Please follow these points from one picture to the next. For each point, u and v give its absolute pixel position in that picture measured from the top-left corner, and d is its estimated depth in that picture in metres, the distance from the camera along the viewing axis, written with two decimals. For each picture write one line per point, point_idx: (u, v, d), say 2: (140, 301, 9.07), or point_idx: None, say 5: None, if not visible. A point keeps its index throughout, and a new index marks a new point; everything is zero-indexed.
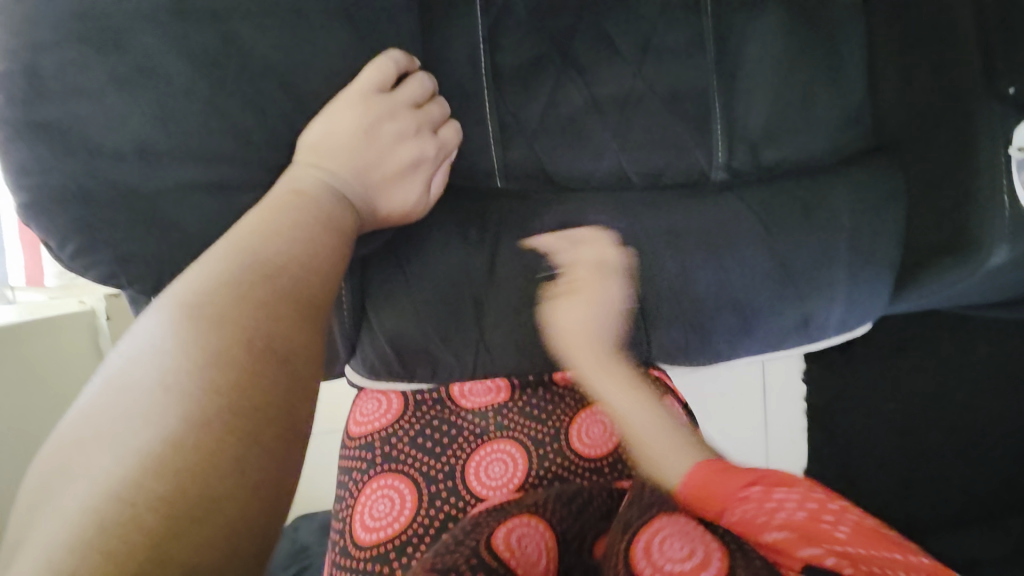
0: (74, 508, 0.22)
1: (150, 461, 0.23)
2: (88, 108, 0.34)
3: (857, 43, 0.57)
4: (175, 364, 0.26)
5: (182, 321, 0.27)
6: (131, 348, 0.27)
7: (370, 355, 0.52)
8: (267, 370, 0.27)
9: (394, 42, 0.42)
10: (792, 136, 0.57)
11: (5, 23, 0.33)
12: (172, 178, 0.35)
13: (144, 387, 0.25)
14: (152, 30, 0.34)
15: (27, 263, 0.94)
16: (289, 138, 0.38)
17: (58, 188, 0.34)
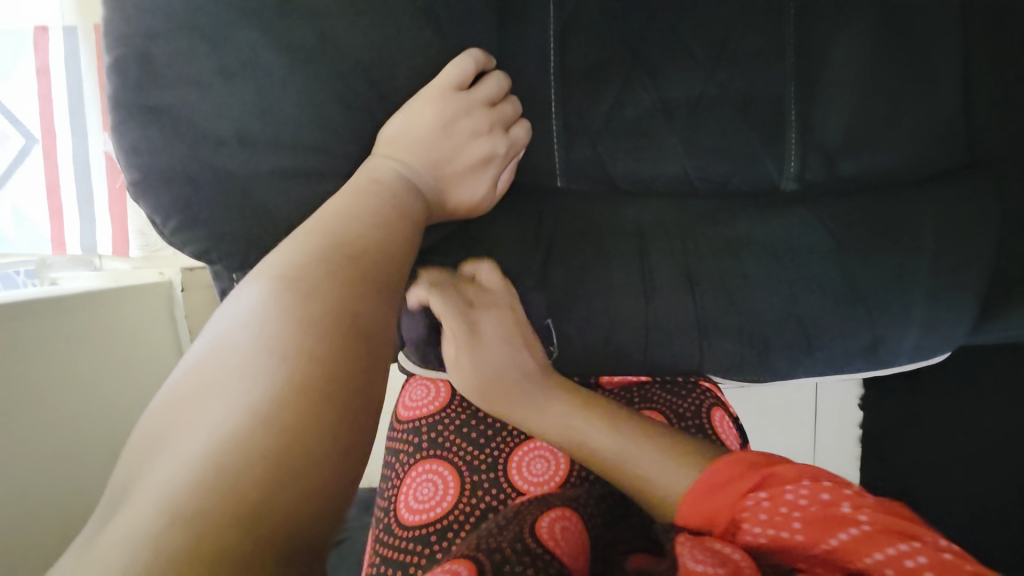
0: (193, 451, 0.24)
1: (257, 415, 0.25)
2: (196, 97, 0.36)
3: (954, 52, 0.54)
4: (276, 331, 0.28)
5: (282, 292, 0.29)
6: (235, 315, 0.29)
7: (429, 342, 0.52)
8: (354, 341, 0.28)
9: (473, 41, 0.43)
10: (872, 150, 0.54)
11: (127, 15, 0.36)
12: (266, 164, 0.38)
13: (247, 350, 0.27)
14: (257, 27, 0.36)
15: (115, 236, 1.04)
16: (371, 132, 0.40)
17: (165, 169, 0.37)
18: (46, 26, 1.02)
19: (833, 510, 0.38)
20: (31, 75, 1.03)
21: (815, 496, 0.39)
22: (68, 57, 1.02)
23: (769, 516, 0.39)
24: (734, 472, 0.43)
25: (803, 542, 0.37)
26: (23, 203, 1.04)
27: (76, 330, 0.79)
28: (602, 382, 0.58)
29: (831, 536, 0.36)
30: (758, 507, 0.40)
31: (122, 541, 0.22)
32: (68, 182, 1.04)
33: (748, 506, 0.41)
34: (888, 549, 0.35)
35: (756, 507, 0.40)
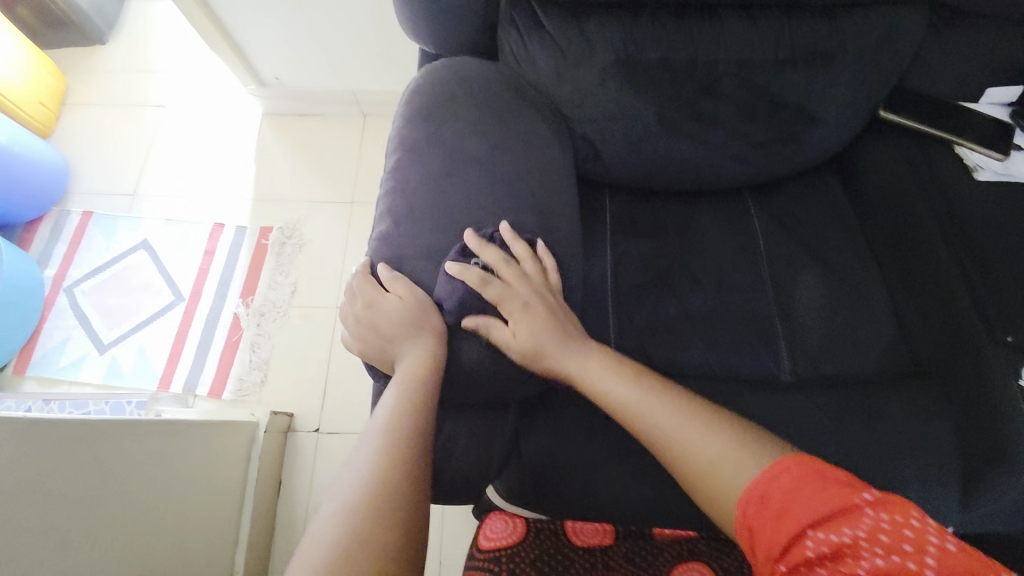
0: (342, 497, 0.46)
1: (374, 474, 0.48)
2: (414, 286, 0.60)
3: (882, 297, 0.80)
4: (379, 435, 0.51)
5: (378, 416, 0.53)
6: (379, 423, 0.53)
7: (513, 479, 0.64)
8: (413, 436, 0.52)
9: (573, 262, 0.67)
10: (840, 355, 0.76)
11: (384, 243, 0.63)
12: (444, 328, 0.59)
13: (383, 449, 0.50)
14: (453, 250, 0.62)
15: (215, 380, 1.24)
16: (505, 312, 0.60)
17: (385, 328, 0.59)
18: (224, 223, 1.41)
19: (911, 559, 0.36)
20: (199, 253, 1.37)
21: (883, 546, 0.38)
22: (233, 244, 1.38)
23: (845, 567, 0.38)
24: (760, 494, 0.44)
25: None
26: (148, 343, 1.28)
27: (191, 448, 0.91)
28: (656, 534, 0.67)
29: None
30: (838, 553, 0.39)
31: (314, 540, 0.43)
32: (195, 332, 1.29)
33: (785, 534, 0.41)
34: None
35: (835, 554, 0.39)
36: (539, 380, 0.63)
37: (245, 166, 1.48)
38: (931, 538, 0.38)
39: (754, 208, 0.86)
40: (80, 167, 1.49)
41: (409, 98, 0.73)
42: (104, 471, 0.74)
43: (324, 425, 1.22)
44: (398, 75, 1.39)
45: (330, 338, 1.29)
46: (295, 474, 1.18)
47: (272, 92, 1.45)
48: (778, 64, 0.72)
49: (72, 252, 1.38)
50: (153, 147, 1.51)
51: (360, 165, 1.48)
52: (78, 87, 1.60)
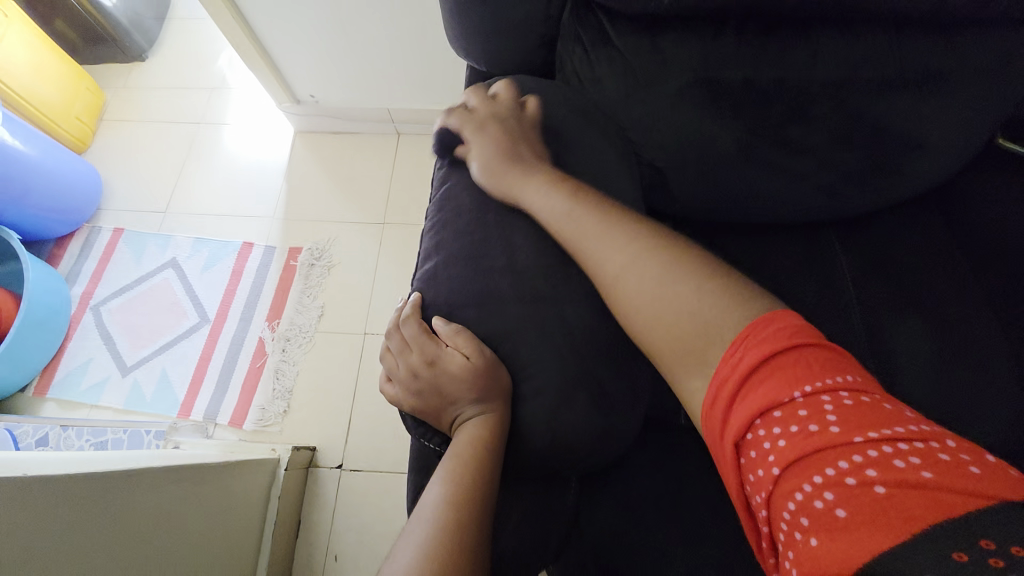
0: None
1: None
2: (464, 337, 0.50)
3: (1004, 353, 0.67)
4: (441, 519, 0.42)
5: (441, 493, 0.44)
6: (426, 512, 0.43)
7: (572, 565, 0.55)
8: (478, 532, 0.42)
9: None
10: (961, 424, 0.63)
11: (433, 285, 0.55)
12: (499, 388, 0.49)
13: (433, 545, 0.40)
14: (509, 293, 0.53)
15: (237, 409, 1.18)
16: (569, 369, 0.50)
17: (432, 386, 0.50)
18: (252, 243, 1.37)
19: (838, 434, 0.33)
20: (226, 274, 1.33)
21: (777, 431, 0.35)
22: (260, 265, 1.34)
23: (764, 474, 0.35)
24: (717, 419, 0.39)
25: (787, 499, 0.33)
26: (171, 367, 1.24)
27: (207, 494, 0.83)
28: None
29: (820, 477, 0.32)
30: (754, 460, 0.36)
31: None
32: (218, 357, 1.24)
33: (749, 457, 0.36)
34: (839, 478, 0.31)
35: (750, 462, 0.36)
36: (612, 453, 0.52)
37: (276, 184, 1.44)
38: (824, 396, 0.35)
39: (840, 245, 0.75)
40: (114, 183, 1.48)
41: None
42: (127, 529, 0.66)
43: (347, 461, 1.14)
44: (432, 93, 1.33)
45: (356, 368, 1.22)
46: (314, 513, 1.10)
47: (306, 110, 1.42)
48: (881, 85, 0.63)
49: (100, 270, 1.36)
50: (186, 164, 1.49)
51: (392, 186, 1.42)
52: (116, 104, 1.60)
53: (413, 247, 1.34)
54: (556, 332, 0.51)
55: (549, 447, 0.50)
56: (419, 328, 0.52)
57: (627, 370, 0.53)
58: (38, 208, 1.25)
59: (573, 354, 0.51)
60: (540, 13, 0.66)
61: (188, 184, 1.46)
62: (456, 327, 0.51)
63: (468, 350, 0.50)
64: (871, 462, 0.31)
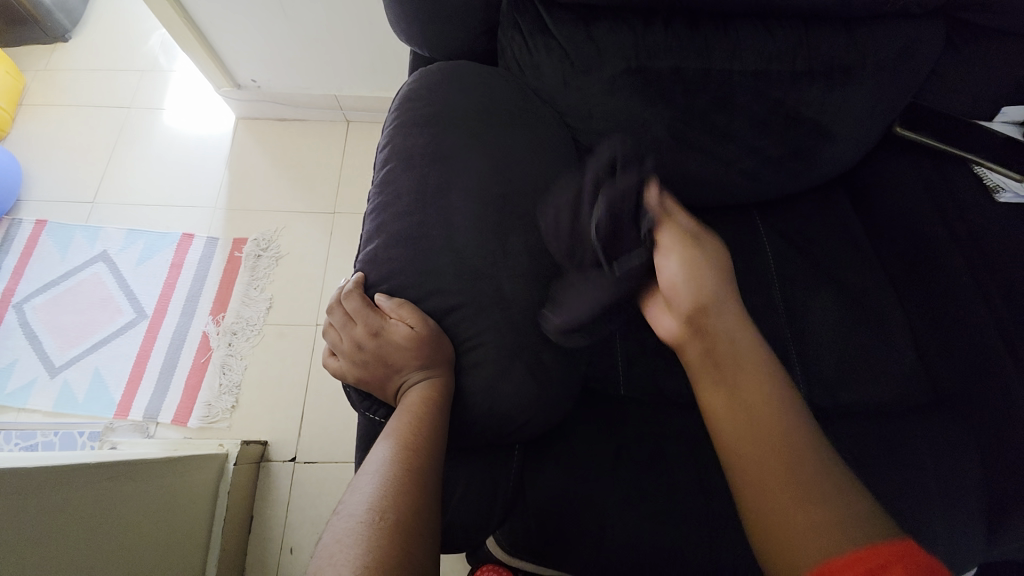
0: (350, 545, 0.38)
1: (387, 522, 0.40)
2: (406, 308, 0.52)
3: (899, 320, 0.75)
4: (390, 474, 0.43)
5: (390, 451, 0.45)
6: (373, 470, 0.44)
7: (517, 528, 0.57)
8: (427, 483, 0.44)
9: None
10: (863, 382, 0.71)
11: (376, 260, 0.55)
12: (440, 356, 0.51)
13: (383, 495, 0.42)
14: (451, 271, 0.54)
15: (180, 406, 1.14)
16: (509, 340, 0.53)
17: (375, 356, 0.51)
18: (193, 233, 1.31)
19: None
20: (165, 266, 1.27)
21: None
22: (203, 256, 1.28)
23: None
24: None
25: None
26: (106, 365, 1.17)
27: (147, 491, 0.79)
28: None
29: None
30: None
31: None
32: (159, 353, 1.19)
33: None
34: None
35: None
36: (551, 420, 0.55)
37: (217, 173, 1.38)
38: None
39: (763, 226, 0.82)
40: (34, 172, 1.37)
41: (401, 106, 0.66)
42: (61, 528, 0.63)
43: (300, 454, 1.12)
44: (382, 80, 1.32)
45: (309, 358, 1.20)
46: (267, 509, 1.08)
47: (248, 95, 1.36)
48: (794, 77, 0.68)
49: (21, 266, 1.26)
50: (116, 151, 1.40)
51: (342, 174, 1.39)
52: (34, 86, 1.48)
53: None
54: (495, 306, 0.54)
55: (491, 413, 0.52)
56: (361, 302, 0.53)
57: (564, 342, 0.56)
58: None
59: (511, 327, 0.53)
60: (479, 0, 0.68)
61: (119, 173, 1.37)
62: (399, 300, 0.53)
63: (412, 320, 0.51)
64: None
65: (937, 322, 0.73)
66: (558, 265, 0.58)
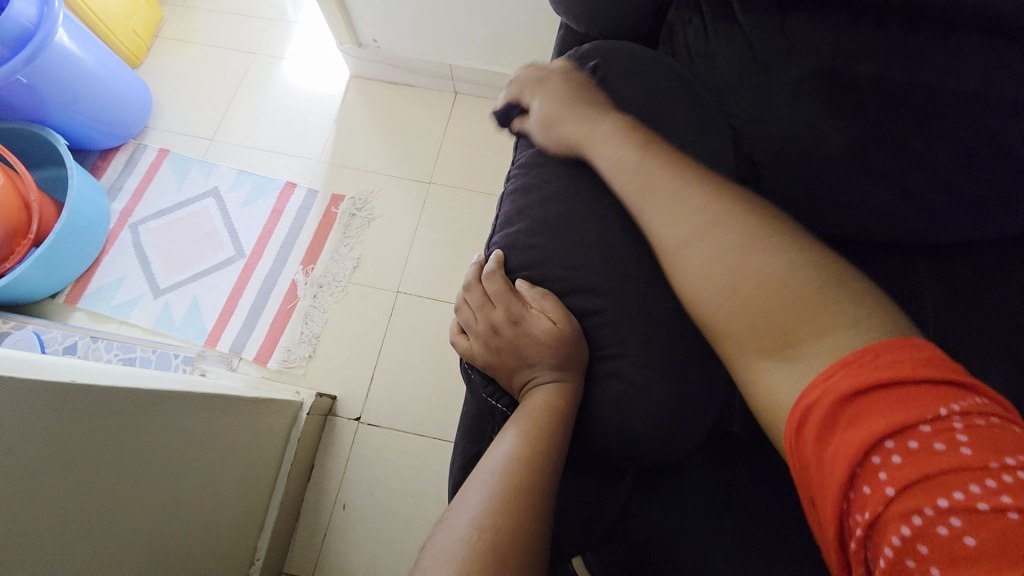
0: (463, 556, 0.35)
1: (502, 541, 0.36)
2: (548, 300, 0.49)
3: None
4: (508, 482, 0.40)
5: (509, 456, 0.42)
6: (481, 482, 0.41)
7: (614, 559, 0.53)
8: (544, 502, 0.40)
9: None
10: None
11: (518, 245, 0.53)
12: (576, 358, 0.47)
13: (499, 506, 0.38)
14: (599, 269, 0.50)
15: (263, 347, 1.18)
16: (649, 356, 0.48)
17: (508, 343, 0.49)
18: (296, 183, 1.35)
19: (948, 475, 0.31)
20: (267, 210, 1.32)
21: (902, 442, 0.33)
22: (302, 206, 1.32)
23: (876, 493, 0.33)
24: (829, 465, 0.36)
25: (892, 528, 0.32)
26: (202, 295, 1.23)
27: (235, 426, 0.82)
28: None
29: (934, 491, 0.31)
30: (867, 473, 0.34)
31: None
32: (250, 293, 1.23)
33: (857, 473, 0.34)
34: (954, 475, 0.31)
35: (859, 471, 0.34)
36: (677, 454, 0.50)
37: (325, 128, 1.40)
38: (944, 420, 0.33)
39: (929, 273, 0.70)
40: (163, 102, 1.45)
41: (554, 82, 0.61)
42: (157, 447, 0.65)
43: (366, 415, 1.13)
44: (498, 52, 1.27)
45: (385, 324, 1.20)
46: (327, 463, 1.10)
47: (367, 54, 1.37)
48: (1022, 105, 0.57)
49: (142, 188, 1.34)
50: (236, 93, 1.46)
51: (443, 145, 1.38)
52: (173, 21, 1.56)
53: (456, 211, 1.31)
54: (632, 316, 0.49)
55: (619, 429, 0.47)
56: (503, 285, 0.50)
57: (708, 369, 0.50)
58: (86, 115, 1.23)
59: (651, 340, 0.48)
60: None
61: (236, 115, 1.43)
62: (542, 290, 0.50)
63: (555, 316, 0.48)
64: (969, 471, 0.31)
65: None
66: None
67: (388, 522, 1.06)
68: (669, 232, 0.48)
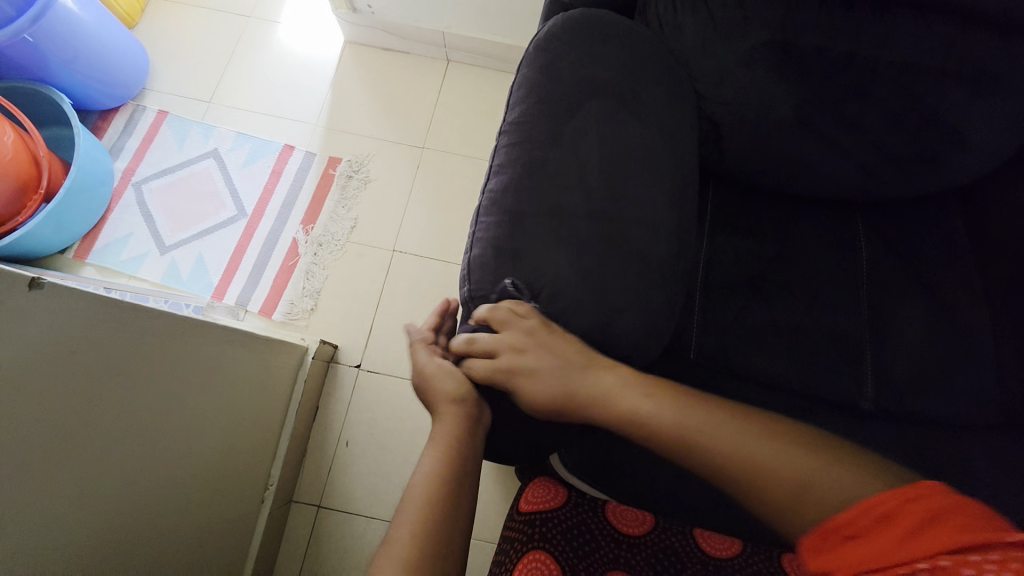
0: (425, 487, 0.52)
1: (449, 470, 0.53)
2: (528, 231, 0.58)
3: (986, 343, 0.74)
4: (448, 430, 0.56)
5: (447, 414, 0.57)
6: (431, 438, 0.56)
7: (583, 451, 0.64)
8: (475, 439, 0.57)
9: (687, 246, 0.63)
10: (939, 392, 0.71)
11: (506, 183, 0.61)
12: (549, 275, 0.57)
13: (444, 448, 0.54)
14: (575, 208, 0.59)
15: (267, 299, 1.26)
16: (612, 278, 0.57)
17: (493, 263, 0.58)
18: (294, 146, 1.40)
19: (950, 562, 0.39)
20: (266, 171, 1.37)
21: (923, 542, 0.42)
22: (300, 168, 1.37)
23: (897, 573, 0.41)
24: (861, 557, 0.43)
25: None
26: (208, 252, 1.30)
27: (247, 362, 0.90)
28: (696, 534, 0.67)
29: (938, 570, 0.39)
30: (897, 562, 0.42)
31: (406, 516, 0.50)
32: (253, 250, 1.30)
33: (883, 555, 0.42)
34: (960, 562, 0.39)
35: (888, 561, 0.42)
36: (637, 365, 0.60)
37: (321, 92, 1.45)
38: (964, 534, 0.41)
39: (864, 225, 0.81)
40: (160, 63, 1.48)
41: (542, 46, 0.68)
42: (180, 371, 0.74)
43: (365, 362, 1.23)
44: (490, 21, 1.32)
45: (383, 279, 1.29)
46: (330, 405, 1.20)
47: (361, 19, 1.40)
48: (941, 76, 0.67)
49: (143, 149, 1.39)
50: (232, 56, 1.49)
51: (436, 112, 1.44)
52: None
53: (448, 176, 1.38)
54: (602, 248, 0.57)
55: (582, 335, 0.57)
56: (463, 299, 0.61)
57: (664, 294, 0.60)
58: (86, 75, 1.26)
59: (616, 268, 0.57)
60: None
61: (233, 78, 1.46)
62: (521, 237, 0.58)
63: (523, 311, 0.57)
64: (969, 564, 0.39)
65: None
66: (669, 223, 0.61)
67: (388, 456, 1.17)
68: (608, 384, 0.55)
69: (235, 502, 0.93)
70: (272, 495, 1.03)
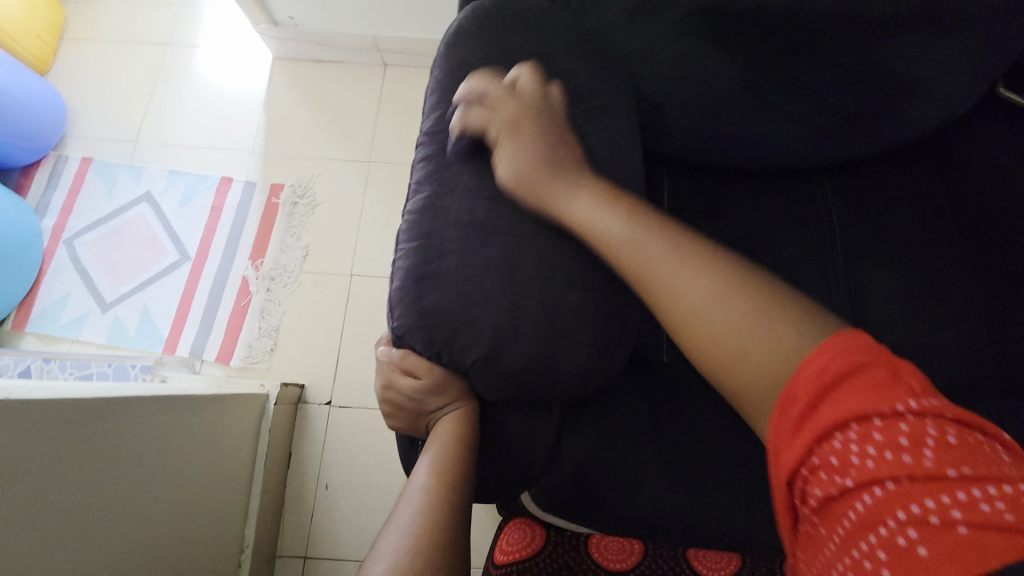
0: (401, 552, 0.42)
1: (433, 531, 0.44)
2: (452, 258, 0.51)
3: (975, 303, 0.68)
4: (433, 487, 0.48)
5: (432, 469, 0.49)
6: (413, 498, 0.47)
7: (553, 487, 0.58)
8: (464, 497, 0.49)
9: None
10: (931, 363, 0.65)
11: (425, 204, 0.54)
12: (482, 305, 0.49)
13: (427, 510, 0.46)
14: (503, 226, 0.52)
15: (223, 345, 1.18)
16: (553, 299, 0.51)
17: (414, 296, 0.51)
18: (231, 177, 1.31)
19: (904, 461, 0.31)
20: (206, 208, 1.28)
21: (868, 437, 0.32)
22: (241, 201, 1.29)
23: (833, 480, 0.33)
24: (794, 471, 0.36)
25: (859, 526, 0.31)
26: (153, 303, 1.22)
27: (194, 424, 0.83)
28: (687, 555, 0.63)
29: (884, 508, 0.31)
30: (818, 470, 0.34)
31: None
32: (201, 294, 1.22)
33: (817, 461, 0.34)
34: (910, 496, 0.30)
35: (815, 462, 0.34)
36: (596, 387, 0.54)
37: (254, 116, 1.36)
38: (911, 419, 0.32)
39: (833, 191, 0.75)
40: (79, 108, 1.38)
41: (452, 42, 0.61)
42: (114, 453, 0.66)
43: (335, 398, 1.16)
44: (420, 18, 1.23)
45: (343, 307, 1.21)
46: (303, 448, 1.13)
47: (285, 33, 1.32)
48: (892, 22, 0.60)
49: (70, 202, 1.29)
50: (155, 90, 1.39)
51: (378, 121, 1.35)
52: (76, 20, 1.46)
53: (399, 187, 1.30)
54: (538, 269, 0.51)
55: (528, 369, 0.50)
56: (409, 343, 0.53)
57: (617, 307, 0.53)
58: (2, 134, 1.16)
59: (556, 288, 0.51)
60: None
61: (158, 113, 1.37)
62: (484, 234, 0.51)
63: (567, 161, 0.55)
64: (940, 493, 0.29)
65: (1015, 304, 0.66)
66: None
67: (369, 493, 1.10)
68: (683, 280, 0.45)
69: (204, 573, 0.87)
70: (249, 558, 0.98)
